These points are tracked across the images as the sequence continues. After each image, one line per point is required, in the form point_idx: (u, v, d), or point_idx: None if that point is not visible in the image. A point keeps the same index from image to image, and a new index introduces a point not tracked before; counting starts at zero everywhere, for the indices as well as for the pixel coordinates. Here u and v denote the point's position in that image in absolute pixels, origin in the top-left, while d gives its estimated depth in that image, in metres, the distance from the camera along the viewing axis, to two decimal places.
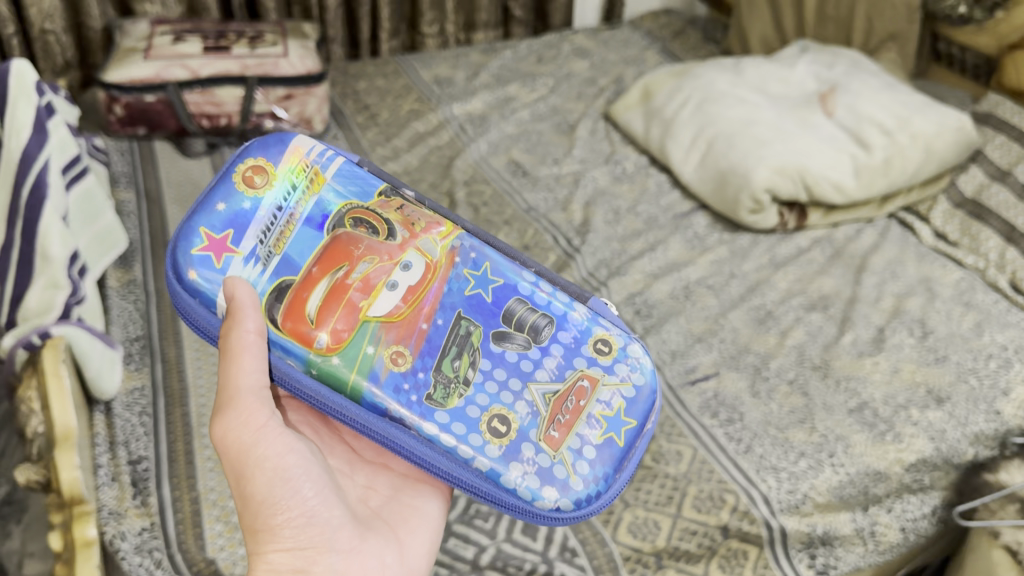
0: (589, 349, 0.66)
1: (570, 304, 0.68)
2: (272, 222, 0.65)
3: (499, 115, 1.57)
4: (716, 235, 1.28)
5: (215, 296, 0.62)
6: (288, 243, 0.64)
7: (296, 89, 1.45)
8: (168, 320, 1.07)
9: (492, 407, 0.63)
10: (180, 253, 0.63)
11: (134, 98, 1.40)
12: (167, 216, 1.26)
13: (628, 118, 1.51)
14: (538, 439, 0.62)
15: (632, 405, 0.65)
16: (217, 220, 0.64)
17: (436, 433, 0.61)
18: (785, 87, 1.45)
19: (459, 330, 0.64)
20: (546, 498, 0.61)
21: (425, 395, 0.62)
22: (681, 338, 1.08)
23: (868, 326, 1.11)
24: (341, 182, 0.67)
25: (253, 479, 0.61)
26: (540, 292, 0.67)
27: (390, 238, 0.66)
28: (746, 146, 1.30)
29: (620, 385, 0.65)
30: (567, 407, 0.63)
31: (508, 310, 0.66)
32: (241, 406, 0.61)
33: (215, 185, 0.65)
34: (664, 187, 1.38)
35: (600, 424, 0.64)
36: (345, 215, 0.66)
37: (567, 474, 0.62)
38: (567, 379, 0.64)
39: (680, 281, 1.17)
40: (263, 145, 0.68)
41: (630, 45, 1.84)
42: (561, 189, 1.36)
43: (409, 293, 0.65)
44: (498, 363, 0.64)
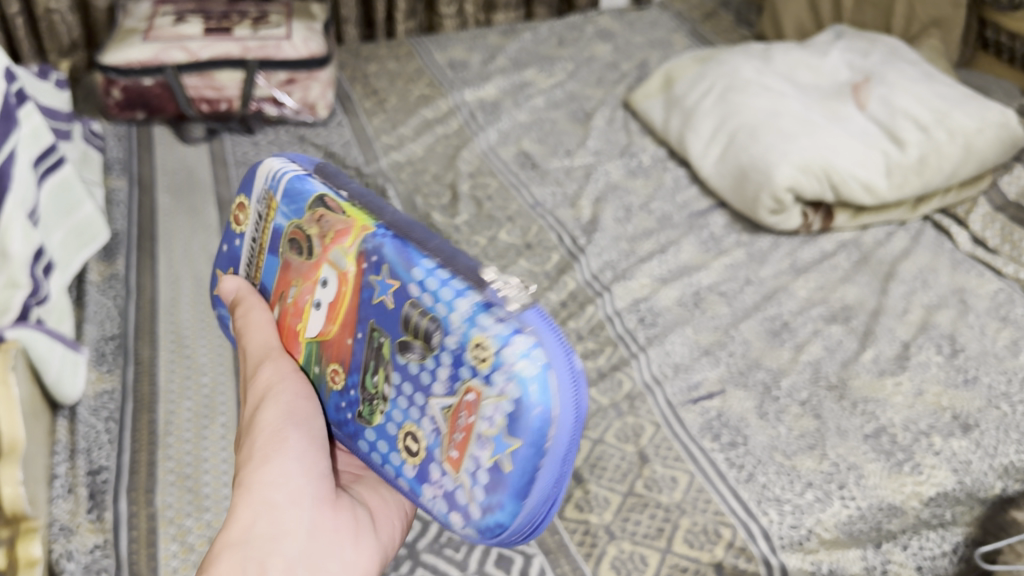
0: (470, 357, 0.56)
1: (454, 298, 0.58)
2: (252, 251, 0.73)
3: (513, 102, 1.49)
4: (733, 236, 1.19)
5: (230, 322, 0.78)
6: (263, 274, 0.72)
7: (298, 73, 1.39)
8: (145, 319, 1.03)
9: (405, 424, 0.61)
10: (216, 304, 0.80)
11: (132, 81, 1.35)
12: (157, 206, 1.22)
13: (647, 107, 1.42)
14: (442, 462, 0.59)
15: (516, 419, 0.55)
16: (223, 263, 0.78)
17: (368, 451, 0.64)
18: (816, 76, 1.34)
19: (372, 343, 0.62)
20: (453, 523, 0.59)
21: (356, 412, 0.64)
22: (686, 351, 1.00)
23: (892, 340, 1.02)
24: (287, 203, 0.69)
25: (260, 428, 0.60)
26: (427, 291, 0.59)
27: (309, 255, 0.67)
28: (769, 141, 1.20)
29: (500, 398, 0.55)
30: (459, 425, 0.57)
31: (404, 316, 0.60)
32: (275, 359, 0.66)
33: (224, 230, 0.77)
34: (681, 182, 1.29)
35: (488, 444, 0.56)
36: (286, 237, 0.68)
37: (466, 501, 0.58)
38: (457, 391, 0.57)
39: (689, 286, 1.09)
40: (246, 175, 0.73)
41: (657, 27, 1.74)
42: (570, 184, 1.29)
43: (331, 308, 0.65)
44: (404, 376, 0.60)
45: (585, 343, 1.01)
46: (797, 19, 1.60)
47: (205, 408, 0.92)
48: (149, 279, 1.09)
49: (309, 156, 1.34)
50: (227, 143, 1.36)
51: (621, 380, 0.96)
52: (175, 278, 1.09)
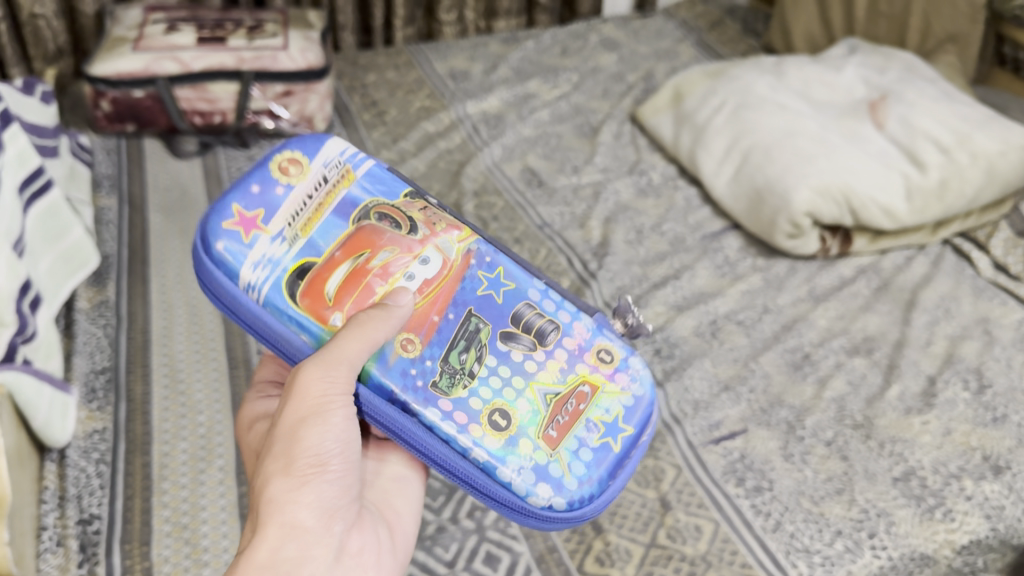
0: (592, 357, 0.66)
1: (576, 312, 0.67)
2: (301, 207, 0.65)
3: (517, 115, 1.45)
4: (749, 260, 1.15)
5: (237, 268, 0.62)
6: (314, 229, 0.64)
7: (295, 85, 1.34)
8: (137, 351, 0.98)
9: (493, 401, 0.62)
10: (212, 223, 0.63)
11: (122, 93, 1.30)
12: (148, 226, 1.16)
13: (656, 122, 1.37)
14: (537, 438, 0.62)
15: (632, 410, 0.65)
16: (252, 200, 0.65)
17: (437, 420, 0.60)
18: (831, 94, 1.30)
19: (469, 326, 0.64)
20: (540, 495, 0.60)
21: (431, 381, 0.62)
22: (706, 386, 0.96)
23: (917, 375, 0.99)
24: (370, 181, 0.67)
25: (302, 441, 0.56)
26: (549, 299, 0.67)
27: (411, 232, 0.65)
28: (786, 162, 1.16)
29: (620, 393, 0.65)
30: (567, 409, 0.63)
31: (518, 312, 0.65)
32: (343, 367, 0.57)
33: (252, 169, 0.67)
34: (693, 202, 1.25)
35: (598, 428, 0.64)
36: (371, 210, 0.66)
37: (562, 473, 0.61)
38: (569, 382, 0.64)
39: (706, 315, 1.05)
40: (301, 142, 0.69)
41: (662, 36, 1.70)
42: (579, 203, 1.24)
43: (424, 284, 0.63)
44: (503, 359, 0.64)
45: None
46: (806, 30, 1.56)
47: (201, 451, 0.87)
48: (141, 306, 1.04)
49: None
50: (221, 157, 1.31)
51: None
52: (168, 306, 1.04)
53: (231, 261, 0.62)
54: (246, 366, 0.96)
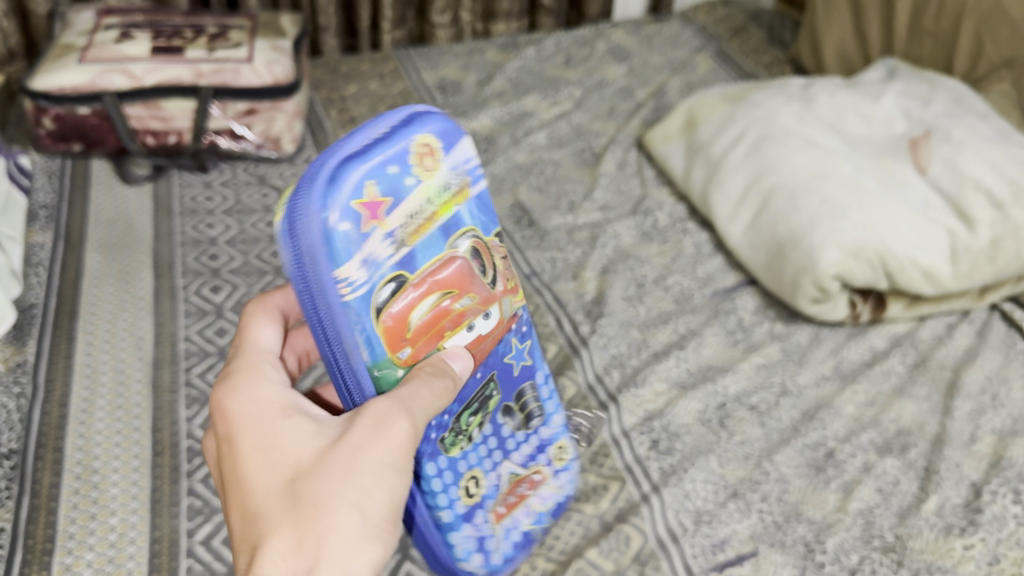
0: (552, 451, 0.76)
1: (557, 409, 0.76)
2: (419, 209, 0.60)
3: (511, 137, 1.30)
4: (766, 326, 1.00)
5: (349, 256, 0.55)
6: (421, 237, 0.60)
7: (261, 103, 1.20)
8: (51, 430, 0.84)
9: (473, 469, 0.68)
10: (327, 197, 0.55)
11: (65, 110, 1.16)
12: (84, 268, 1.03)
13: (666, 151, 1.22)
14: (489, 510, 0.70)
15: (559, 505, 0.76)
16: (382, 182, 0.57)
17: (433, 475, 0.64)
18: (867, 126, 1.14)
19: (485, 391, 0.69)
20: (471, 560, 0.68)
21: (443, 434, 0.65)
22: (710, 492, 0.81)
23: (959, 482, 0.83)
24: (475, 208, 0.65)
25: (383, 487, 0.51)
26: (547, 386, 0.75)
27: (490, 282, 0.66)
28: (814, 212, 1.01)
29: (557, 484, 0.76)
30: (518, 491, 0.73)
31: (520, 391, 0.73)
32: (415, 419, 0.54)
33: (375, 142, 0.58)
34: (703, 250, 1.10)
35: (532, 514, 0.74)
36: (467, 245, 0.64)
37: (493, 546, 0.70)
38: (529, 468, 0.73)
39: (714, 397, 0.90)
40: (444, 137, 0.63)
41: (677, 45, 1.53)
42: (573, 249, 1.09)
43: (477, 339, 0.65)
44: (495, 430, 0.71)
45: (585, 477, 0.82)
46: (840, 45, 1.41)
47: (108, 565, 0.74)
48: (61, 371, 0.90)
49: (269, 204, 1.15)
50: (174, 184, 1.18)
51: (629, 535, 0.77)
52: (92, 372, 0.90)
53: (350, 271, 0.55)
54: (172, 453, 0.83)
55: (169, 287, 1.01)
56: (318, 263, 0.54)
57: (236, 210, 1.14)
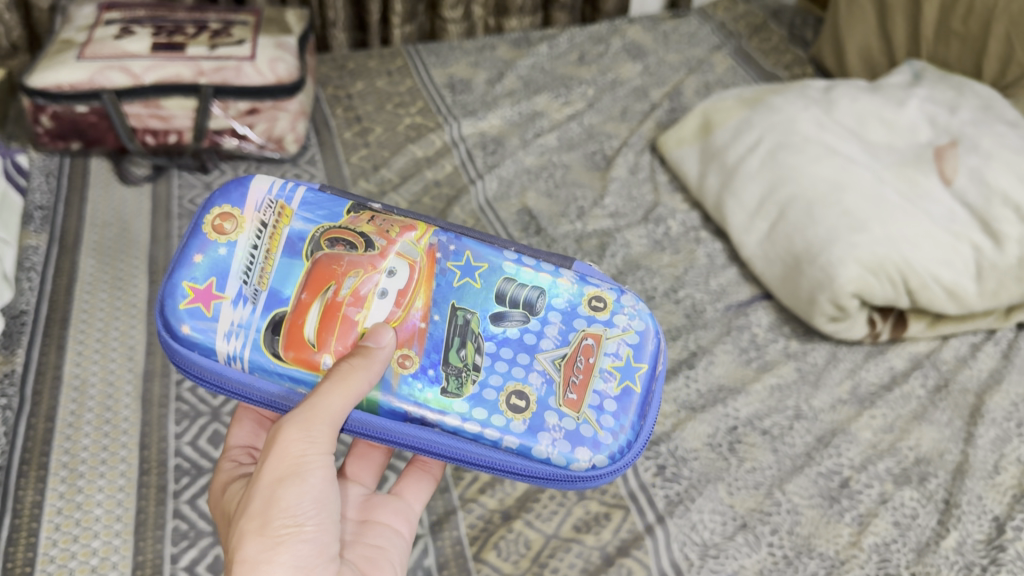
0: (586, 309, 0.68)
1: (557, 272, 0.70)
2: (251, 261, 0.66)
3: (520, 139, 1.26)
4: (780, 343, 0.95)
5: (213, 343, 0.63)
6: (272, 277, 0.65)
7: (263, 102, 1.16)
8: (36, 445, 0.82)
9: (507, 385, 0.64)
10: (170, 311, 0.64)
11: (63, 107, 1.13)
12: (77, 273, 1.00)
13: (680, 155, 1.18)
14: (560, 405, 0.64)
15: (641, 349, 0.67)
16: (198, 272, 0.65)
17: (458, 425, 0.63)
18: (890, 133, 1.09)
19: (458, 320, 0.66)
20: (580, 459, 0.62)
21: (440, 389, 0.64)
22: (718, 523, 0.78)
23: (981, 517, 0.79)
24: (307, 210, 0.68)
25: (283, 496, 0.56)
26: (525, 267, 0.69)
27: (368, 247, 0.67)
28: (832, 224, 0.96)
29: (623, 334, 0.68)
30: (578, 367, 0.65)
31: (499, 290, 0.68)
32: (317, 423, 0.57)
33: (188, 240, 0.67)
34: (717, 260, 1.06)
35: (614, 375, 0.66)
36: (320, 239, 0.67)
37: (594, 431, 0.63)
38: (572, 342, 0.67)
39: (724, 420, 0.86)
40: (224, 192, 0.69)
41: (695, 42, 1.49)
42: (581, 258, 1.06)
43: (401, 295, 0.65)
44: (502, 343, 0.66)
45: (586, 504, 0.79)
46: (862, 45, 1.35)
47: None
48: (49, 383, 0.87)
49: None
50: (174, 185, 1.15)
51: (630, 569, 0.73)
52: (81, 384, 0.88)
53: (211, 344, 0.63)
54: (159, 472, 0.81)
55: None
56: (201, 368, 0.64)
57: None
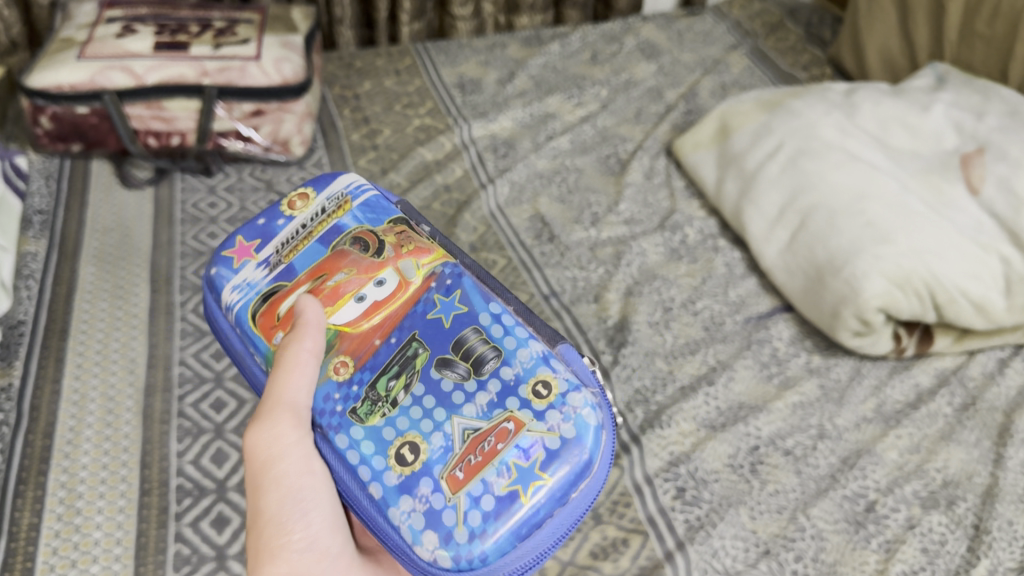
0: (527, 391, 0.61)
1: (527, 341, 0.64)
2: (292, 236, 0.73)
3: (532, 141, 1.23)
4: (802, 359, 0.92)
5: (220, 288, 0.72)
6: (297, 255, 0.72)
7: (268, 103, 1.13)
8: (33, 463, 0.79)
9: (407, 434, 0.61)
10: (217, 252, 0.75)
11: (64, 108, 1.10)
12: (77, 281, 0.97)
13: (697, 160, 1.15)
14: (439, 478, 0.59)
15: (556, 459, 0.59)
16: (251, 232, 0.75)
17: (343, 448, 0.62)
18: (913, 139, 1.06)
19: (407, 351, 0.64)
20: (424, 546, 0.58)
21: (350, 407, 0.63)
22: (740, 549, 0.75)
23: (1013, 543, 0.76)
24: (361, 211, 0.74)
25: (267, 501, 0.60)
26: (499, 326, 0.64)
27: (377, 255, 0.70)
28: (855, 236, 0.93)
29: (546, 434, 0.59)
30: (481, 449, 0.59)
31: (460, 338, 0.64)
32: (278, 420, 0.61)
33: (269, 207, 0.77)
34: (735, 270, 1.03)
35: (509, 474, 0.58)
36: (350, 235, 0.72)
37: (453, 522, 0.58)
38: (493, 418, 0.60)
39: (746, 439, 0.83)
40: (318, 180, 0.78)
41: (711, 41, 1.45)
42: (596, 267, 1.03)
43: (374, 306, 0.67)
44: (430, 390, 0.62)
45: (603, 529, 0.76)
46: (882, 47, 1.32)
47: None
48: (48, 397, 0.85)
49: None
50: (177, 188, 1.12)
51: None
52: (81, 399, 0.85)
53: (218, 287, 0.72)
54: (160, 492, 0.78)
55: (165, 303, 0.96)
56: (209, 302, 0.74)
57: (240, 218, 1.08)
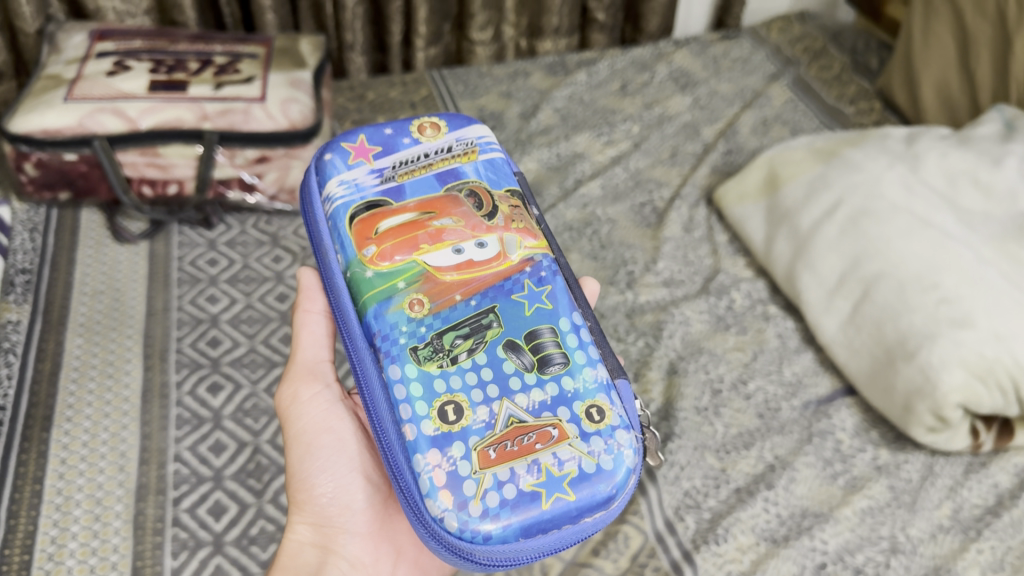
0: (580, 409, 0.60)
1: (594, 362, 0.62)
2: (414, 161, 0.71)
3: (560, 187, 1.13)
4: (868, 454, 0.83)
5: (329, 175, 0.71)
6: (410, 180, 0.70)
7: (274, 150, 1.03)
8: None
9: (452, 394, 0.60)
10: (336, 142, 0.73)
11: (50, 155, 1.00)
12: (63, 356, 0.88)
13: (743, 213, 1.05)
14: (472, 449, 0.57)
15: (586, 481, 0.57)
16: (376, 137, 0.73)
17: (394, 379, 0.60)
18: (986, 200, 0.95)
19: (482, 319, 0.63)
20: (437, 501, 0.56)
21: (413, 345, 0.61)
22: None
23: None
24: (484, 168, 0.72)
25: (292, 456, 0.72)
26: (579, 336, 0.63)
27: (487, 217, 0.68)
28: (929, 316, 0.83)
29: (585, 454, 0.58)
30: (521, 440, 0.58)
31: (535, 332, 0.62)
32: (295, 378, 0.74)
33: (403, 120, 0.75)
34: (789, 344, 0.93)
35: (539, 474, 0.57)
36: (466, 187, 0.70)
37: (472, 494, 0.56)
38: (540, 418, 0.59)
39: (812, 555, 0.74)
40: (452, 118, 0.76)
41: (749, 70, 1.35)
42: (635, 339, 0.93)
43: (467, 263, 0.65)
44: (494, 366, 0.61)
45: None
46: (939, 80, 1.22)
47: None
48: (27, 502, 0.76)
49: (280, 270, 1.00)
50: (174, 242, 1.02)
51: None
52: (65, 503, 0.76)
53: (328, 174, 0.71)
54: None
55: (160, 383, 0.86)
56: (312, 181, 0.73)
57: (242, 277, 0.99)
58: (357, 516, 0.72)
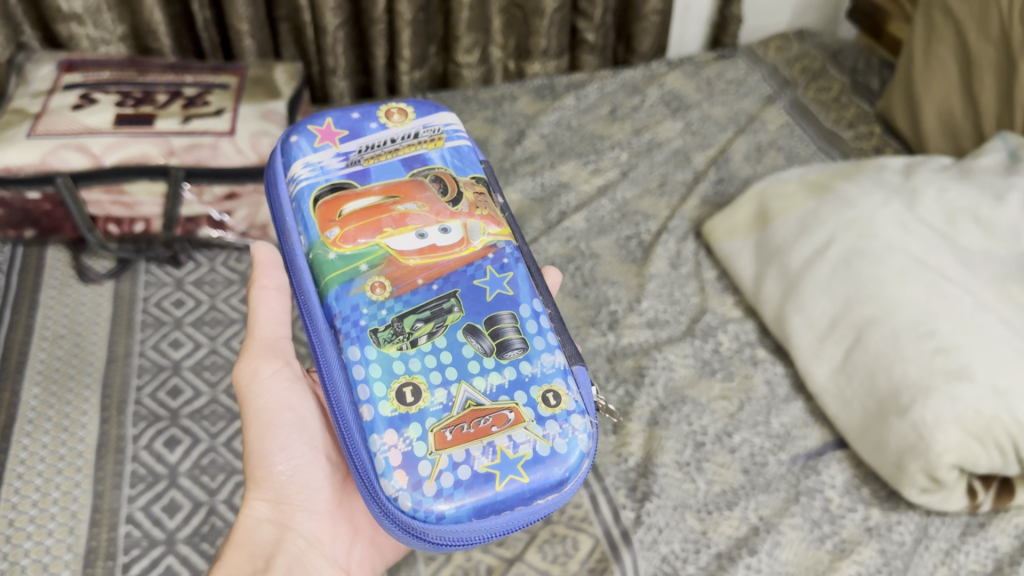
0: (537, 394, 0.58)
1: (552, 349, 0.61)
2: (381, 146, 0.69)
3: (543, 220, 1.09)
4: (858, 514, 0.78)
5: (296, 157, 0.68)
6: (377, 164, 0.68)
7: (243, 186, 1.00)
8: None
9: (410, 376, 0.58)
10: (303, 124, 0.70)
11: (12, 193, 0.96)
12: (18, 406, 0.85)
13: (731, 248, 1.01)
14: (429, 430, 0.56)
15: (540, 464, 0.56)
16: (343, 121, 0.70)
17: (353, 360, 0.58)
18: (987, 237, 0.89)
19: (443, 304, 0.61)
20: (392, 480, 0.54)
21: (372, 328, 0.60)
22: None
23: None
24: (451, 155, 0.70)
25: (250, 433, 0.69)
26: (539, 322, 0.62)
27: (451, 203, 0.66)
28: (923, 364, 0.79)
29: (540, 437, 0.57)
30: (477, 423, 0.57)
31: (495, 317, 0.61)
32: (253, 352, 0.71)
33: (371, 103, 0.72)
34: (777, 391, 0.89)
35: (494, 456, 0.55)
36: (432, 173, 0.68)
37: (427, 474, 0.55)
38: (497, 402, 0.58)
39: None
40: (421, 103, 0.74)
41: (744, 92, 1.31)
42: (615, 386, 0.89)
43: (430, 248, 0.63)
44: (454, 354, 0.59)
45: None
46: (942, 102, 1.16)
47: None
48: None
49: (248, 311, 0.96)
50: (140, 282, 0.99)
51: None
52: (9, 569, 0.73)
53: (292, 156, 0.68)
54: None
55: (116, 437, 0.83)
56: (278, 161, 0.70)
57: (208, 319, 0.95)
58: (316, 494, 0.70)
